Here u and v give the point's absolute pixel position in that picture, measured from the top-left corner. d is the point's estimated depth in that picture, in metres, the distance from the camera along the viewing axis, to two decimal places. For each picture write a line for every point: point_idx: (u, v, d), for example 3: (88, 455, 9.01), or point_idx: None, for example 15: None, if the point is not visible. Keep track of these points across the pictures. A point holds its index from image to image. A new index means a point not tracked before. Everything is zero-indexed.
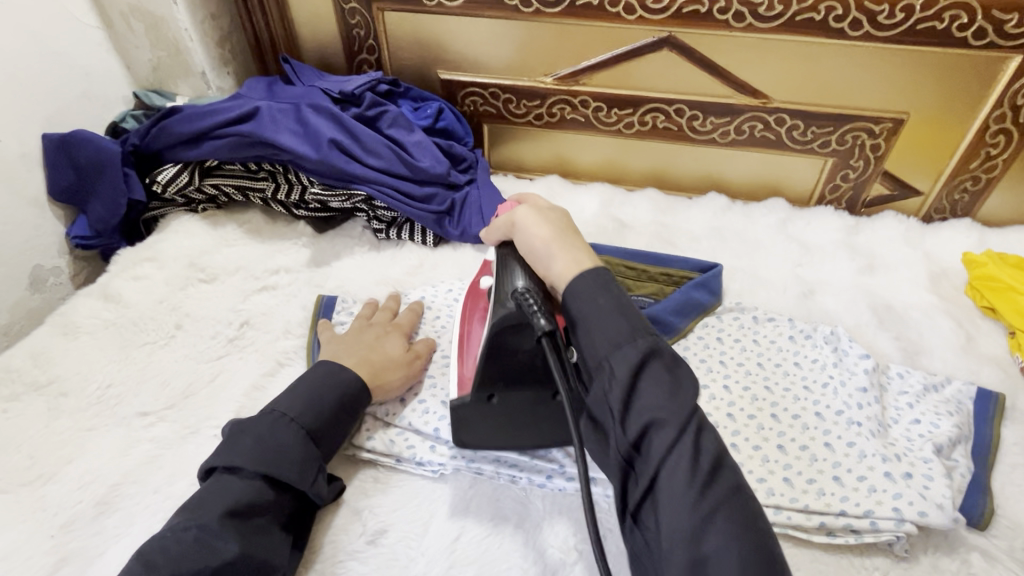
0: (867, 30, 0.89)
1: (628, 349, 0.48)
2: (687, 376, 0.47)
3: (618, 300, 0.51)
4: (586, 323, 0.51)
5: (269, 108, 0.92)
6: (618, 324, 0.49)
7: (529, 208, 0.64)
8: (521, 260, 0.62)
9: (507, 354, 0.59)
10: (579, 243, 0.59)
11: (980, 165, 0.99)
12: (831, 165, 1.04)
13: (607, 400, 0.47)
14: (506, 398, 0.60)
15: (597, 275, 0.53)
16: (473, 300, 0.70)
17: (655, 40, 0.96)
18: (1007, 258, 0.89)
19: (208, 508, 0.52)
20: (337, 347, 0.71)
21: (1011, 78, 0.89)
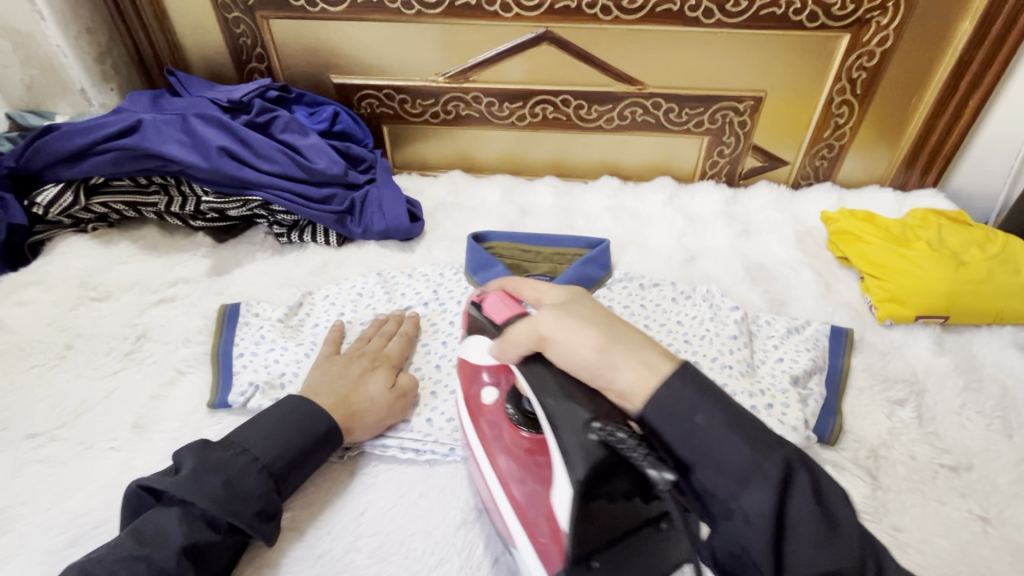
0: (719, 18, 0.98)
1: (758, 487, 0.41)
2: (829, 489, 0.42)
3: (722, 421, 0.43)
4: (701, 454, 0.43)
5: (153, 120, 0.91)
6: (738, 449, 0.42)
7: (555, 312, 0.52)
8: (564, 378, 0.50)
9: (599, 509, 0.42)
10: (637, 342, 0.50)
11: (832, 134, 1.11)
12: (706, 142, 1.13)
13: (749, 548, 0.41)
14: (610, 565, 0.43)
15: (684, 377, 0.46)
16: (480, 419, 0.61)
17: (534, 36, 1.02)
18: (856, 213, 0.99)
19: (159, 536, 0.52)
20: (318, 380, 0.69)
21: (844, 55, 1.01)
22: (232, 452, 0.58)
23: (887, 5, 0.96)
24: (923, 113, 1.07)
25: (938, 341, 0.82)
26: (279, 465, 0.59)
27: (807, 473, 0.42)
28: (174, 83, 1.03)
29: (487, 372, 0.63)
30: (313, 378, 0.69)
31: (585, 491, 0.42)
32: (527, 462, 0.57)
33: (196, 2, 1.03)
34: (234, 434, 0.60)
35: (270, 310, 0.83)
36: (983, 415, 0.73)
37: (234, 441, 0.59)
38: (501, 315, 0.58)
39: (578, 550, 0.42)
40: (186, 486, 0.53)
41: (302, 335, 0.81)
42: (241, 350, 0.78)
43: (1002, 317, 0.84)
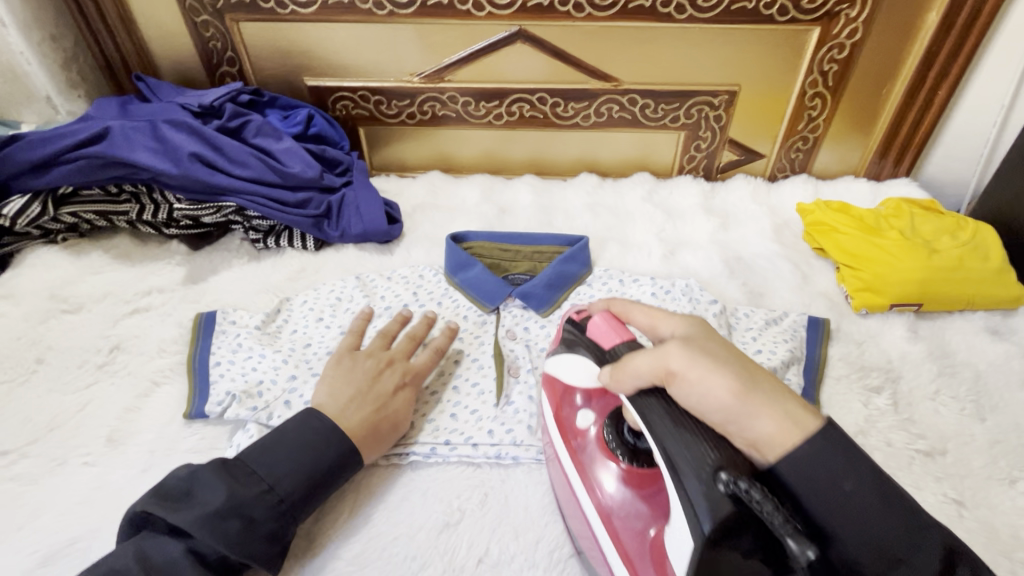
0: (691, 13, 0.98)
1: (906, 568, 0.39)
2: (971, 570, 0.40)
3: (867, 488, 0.41)
4: (840, 520, 0.40)
5: (122, 127, 0.89)
6: (890, 524, 0.40)
7: (683, 347, 0.46)
8: (690, 418, 0.45)
9: (726, 567, 0.40)
10: (771, 389, 0.45)
11: (806, 127, 1.12)
12: (683, 137, 1.14)
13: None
14: None
15: (827, 439, 0.42)
16: (573, 441, 0.59)
17: (508, 34, 1.02)
18: (831, 204, 1.00)
19: (167, 572, 0.50)
20: (344, 390, 0.66)
21: (815, 47, 1.02)
22: (256, 489, 0.56)
23: None
24: (894, 103, 1.08)
25: (912, 329, 0.84)
26: (297, 497, 0.57)
27: (948, 552, 0.40)
28: (143, 89, 1.01)
29: (580, 394, 0.61)
30: (337, 386, 0.67)
31: (711, 547, 0.39)
32: (625, 494, 0.54)
33: (163, 6, 1.01)
34: (257, 462, 0.57)
35: (247, 317, 0.82)
36: (957, 400, 0.74)
37: (257, 474, 0.57)
38: (609, 342, 0.54)
39: None
40: (205, 528, 0.51)
41: (280, 342, 0.80)
42: (217, 358, 0.76)
43: (974, 303, 0.85)
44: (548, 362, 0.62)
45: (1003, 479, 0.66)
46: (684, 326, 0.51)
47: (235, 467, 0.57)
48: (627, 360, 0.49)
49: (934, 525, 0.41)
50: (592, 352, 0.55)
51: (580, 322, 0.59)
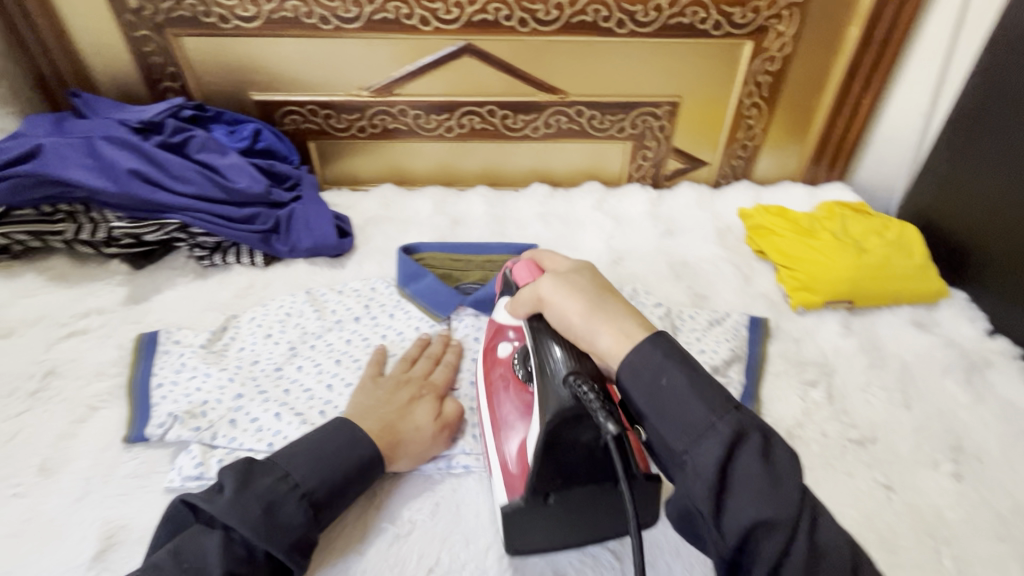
0: (631, 28, 1.02)
1: (710, 443, 0.44)
2: (780, 450, 0.44)
3: (683, 382, 0.46)
4: (659, 403, 0.46)
5: (55, 145, 0.86)
6: (695, 408, 0.45)
7: (557, 280, 0.58)
8: (557, 333, 0.55)
9: (565, 449, 0.50)
10: (619, 311, 0.54)
11: (745, 135, 1.17)
12: (630, 147, 1.18)
13: (692, 496, 0.44)
14: (564, 497, 0.53)
15: (658, 345, 0.49)
16: (494, 367, 0.66)
17: (455, 49, 1.03)
18: (769, 208, 1.05)
19: (198, 558, 0.49)
20: (363, 402, 0.67)
21: (749, 60, 1.07)
22: (273, 476, 0.55)
23: (783, 14, 1.03)
24: (824, 112, 1.15)
25: (845, 324, 0.88)
26: (319, 494, 0.56)
27: (758, 436, 0.44)
28: (79, 105, 0.99)
29: (511, 330, 0.67)
30: (359, 399, 0.67)
31: (552, 432, 0.50)
32: (523, 415, 0.60)
33: (101, 22, 0.99)
34: (277, 454, 0.57)
35: (192, 336, 0.80)
36: (886, 390, 0.78)
37: (276, 463, 0.56)
38: (524, 279, 0.64)
39: (538, 483, 0.52)
40: (235, 510, 0.51)
41: (226, 360, 0.78)
42: (160, 380, 0.74)
43: (902, 298, 0.90)
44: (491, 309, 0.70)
45: (928, 463, 0.70)
46: (577, 267, 0.60)
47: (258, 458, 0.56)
48: (530, 287, 0.59)
49: (751, 416, 0.45)
50: (513, 288, 0.66)
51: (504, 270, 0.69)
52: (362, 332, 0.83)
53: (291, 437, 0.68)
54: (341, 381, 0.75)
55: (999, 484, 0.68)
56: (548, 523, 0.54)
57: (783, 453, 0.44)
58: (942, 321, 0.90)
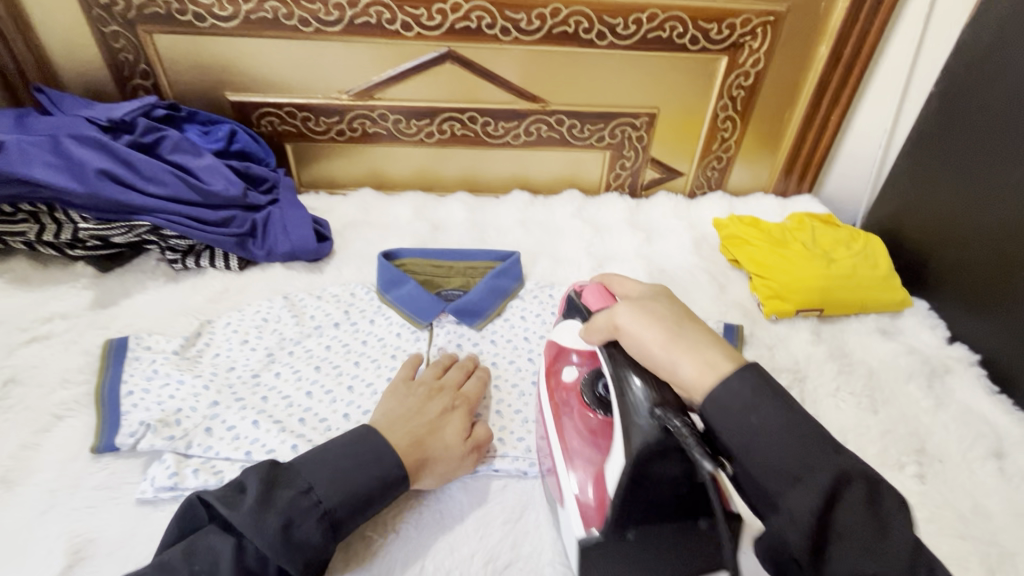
0: (611, 40, 1.04)
1: (802, 488, 0.45)
2: (890, 504, 0.45)
3: (781, 418, 0.47)
4: (758, 450, 0.47)
5: (18, 141, 0.82)
6: (789, 450, 0.46)
7: (631, 307, 0.59)
8: (632, 363, 0.56)
9: (649, 483, 0.50)
10: (696, 342, 0.55)
11: (719, 148, 1.21)
12: (609, 156, 1.20)
13: (787, 540, 0.45)
14: (643, 531, 0.53)
15: (747, 379, 0.50)
16: (557, 391, 0.68)
17: (437, 55, 1.03)
18: (743, 218, 1.08)
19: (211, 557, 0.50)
20: (395, 411, 0.65)
21: (724, 75, 1.10)
22: (296, 489, 0.54)
23: (757, 31, 1.06)
24: (794, 126, 1.19)
25: (815, 332, 0.91)
26: (341, 512, 0.55)
27: (862, 483, 0.45)
28: (44, 101, 0.95)
29: (575, 352, 0.68)
30: (390, 407, 0.66)
31: (636, 468, 0.50)
32: (590, 440, 0.61)
33: (68, 16, 0.96)
34: (300, 463, 0.56)
35: (164, 342, 0.78)
36: (854, 395, 0.81)
37: (300, 475, 0.55)
38: (594, 303, 0.66)
39: (617, 515, 0.52)
40: (252, 519, 0.50)
41: (200, 367, 0.76)
42: (130, 387, 0.71)
43: (868, 307, 0.94)
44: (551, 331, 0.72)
45: (894, 466, 0.73)
46: (648, 295, 0.63)
47: (281, 470, 0.55)
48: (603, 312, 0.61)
49: (855, 461, 0.46)
50: (580, 311, 0.68)
51: (573, 289, 0.72)
52: (342, 338, 0.82)
53: (269, 445, 0.66)
54: (321, 388, 0.75)
55: (961, 485, 0.71)
56: (628, 562, 0.52)
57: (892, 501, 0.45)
58: (905, 328, 0.94)
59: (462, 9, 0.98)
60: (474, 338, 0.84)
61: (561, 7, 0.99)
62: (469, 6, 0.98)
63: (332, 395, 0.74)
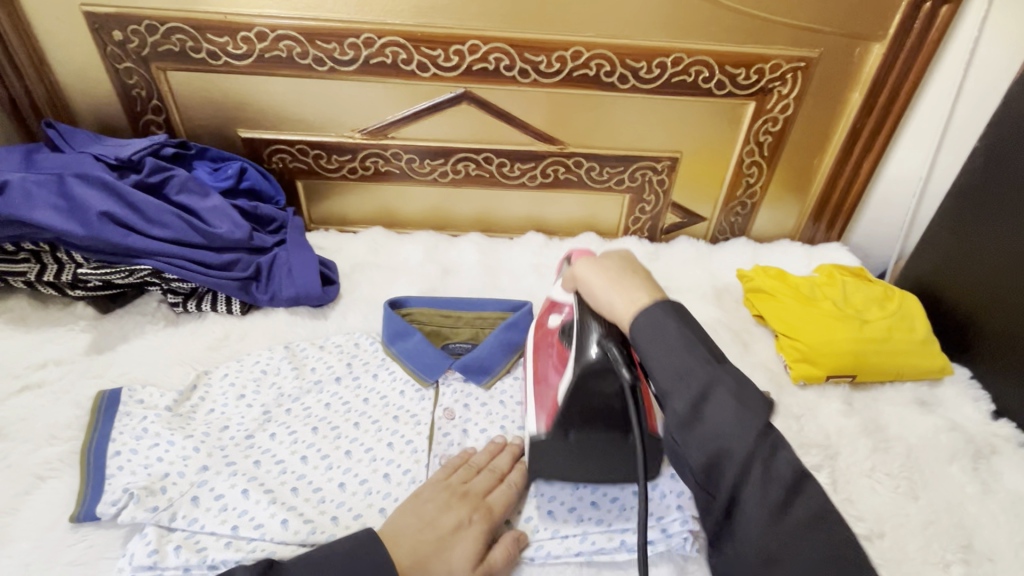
0: (633, 84, 1.00)
1: (688, 387, 0.50)
2: (758, 405, 0.49)
3: (679, 331, 0.53)
4: (653, 355, 0.52)
5: (22, 181, 0.80)
6: (682, 357, 0.51)
7: (588, 261, 0.63)
8: (592, 312, 0.61)
9: (591, 394, 0.61)
10: (640, 282, 0.58)
11: (744, 193, 1.16)
12: (628, 200, 1.15)
13: (671, 431, 0.51)
14: (582, 436, 0.64)
15: (664, 305, 0.54)
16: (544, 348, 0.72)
17: (453, 96, 1.01)
18: (768, 270, 1.01)
19: None
20: (407, 520, 0.60)
21: (751, 120, 1.05)
22: None
23: (786, 77, 1.01)
24: (824, 173, 1.13)
25: (847, 402, 0.85)
26: None
27: (734, 384, 0.50)
28: (54, 136, 0.93)
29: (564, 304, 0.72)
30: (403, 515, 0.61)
31: (581, 381, 0.60)
32: (564, 377, 0.67)
33: (83, 51, 0.95)
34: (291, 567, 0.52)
35: (157, 396, 0.74)
36: (891, 478, 0.75)
37: None
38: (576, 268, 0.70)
39: (561, 418, 0.64)
40: None
41: (193, 425, 0.72)
42: (117, 447, 0.68)
43: (904, 374, 0.88)
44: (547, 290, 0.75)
45: (937, 564, 0.66)
46: (612, 250, 0.64)
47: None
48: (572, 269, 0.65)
49: (736, 373, 0.51)
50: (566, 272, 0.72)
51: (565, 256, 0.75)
52: (343, 395, 0.78)
53: (258, 519, 0.62)
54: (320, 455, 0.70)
55: None
56: (564, 454, 0.65)
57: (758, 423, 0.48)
58: (944, 400, 0.88)
59: (480, 50, 0.96)
60: (482, 397, 0.79)
61: (582, 50, 0.96)
62: (487, 47, 0.95)
63: (327, 461, 0.70)
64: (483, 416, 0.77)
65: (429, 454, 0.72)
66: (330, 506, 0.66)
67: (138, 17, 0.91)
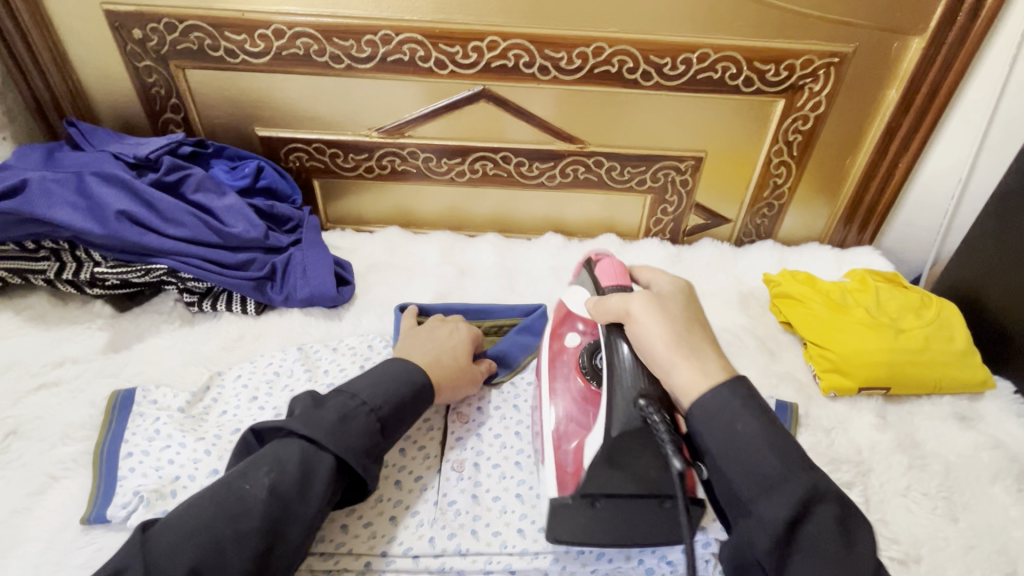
0: (657, 81, 0.97)
1: (779, 496, 0.48)
2: (861, 530, 0.48)
3: (758, 432, 0.51)
4: (732, 465, 0.51)
5: (42, 179, 0.81)
6: (768, 460, 0.50)
7: (648, 301, 0.62)
8: (639, 361, 0.60)
9: (624, 457, 0.57)
10: (698, 346, 0.59)
11: (771, 194, 1.11)
12: (649, 201, 1.12)
13: (755, 546, 0.48)
14: (610, 504, 0.58)
15: (732, 388, 0.54)
16: (559, 357, 0.70)
17: (471, 94, 0.99)
18: (797, 274, 0.97)
19: (277, 463, 0.54)
20: (422, 340, 0.74)
21: (780, 118, 1.01)
22: (344, 397, 0.60)
23: (818, 73, 0.97)
24: (856, 174, 1.09)
25: (880, 415, 0.81)
26: (384, 410, 0.61)
27: (835, 505, 0.48)
28: (75, 135, 0.93)
29: (581, 320, 0.71)
30: (418, 339, 0.75)
31: (615, 442, 0.57)
32: (581, 406, 0.64)
33: (103, 49, 0.95)
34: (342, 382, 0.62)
35: (170, 397, 0.74)
36: (928, 497, 0.71)
37: (345, 386, 0.61)
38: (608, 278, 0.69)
39: (590, 482, 0.58)
40: (306, 422, 0.56)
41: (205, 427, 0.72)
42: (129, 448, 0.68)
43: (942, 387, 0.83)
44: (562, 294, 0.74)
45: None
46: (666, 291, 0.65)
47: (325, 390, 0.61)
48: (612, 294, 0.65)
49: (828, 482, 0.49)
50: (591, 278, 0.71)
51: (585, 262, 0.74)
52: None
53: None
54: (357, 518, 0.64)
55: None
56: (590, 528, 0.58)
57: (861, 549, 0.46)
58: (986, 415, 0.83)
59: (499, 47, 0.93)
60: (496, 400, 0.77)
61: (604, 46, 0.93)
62: (506, 44, 0.93)
63: None
64: (497, 421, 0.75)
65: (441, 459, 0.71)
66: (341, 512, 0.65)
67: (158, 15, 0.91)
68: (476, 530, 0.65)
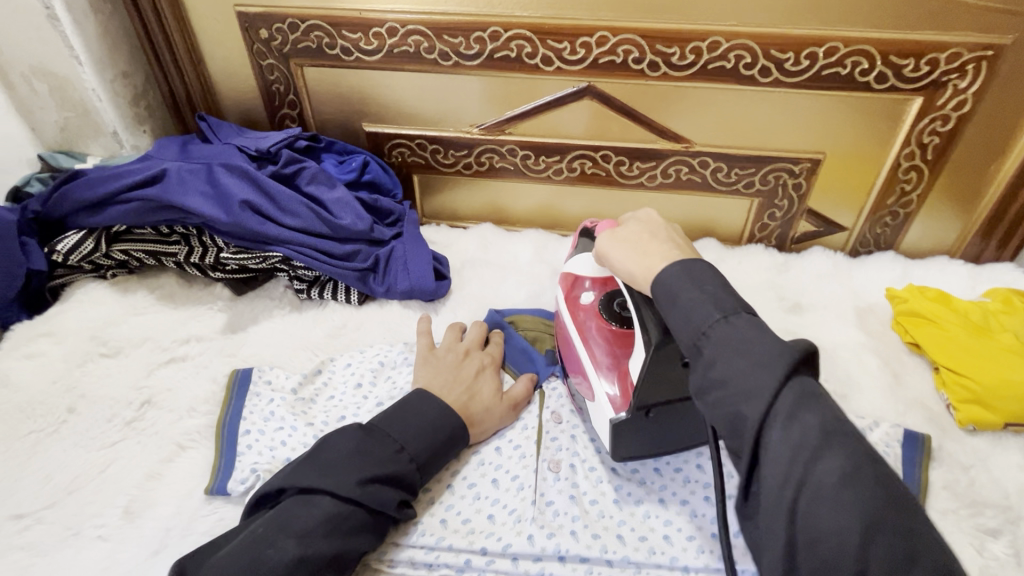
0: (776, 77, 0.90)
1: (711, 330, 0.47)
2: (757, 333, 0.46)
3: (756, 329, 0.46)
4: (683, 295, 0.50)
5: (178, 170, 0.88)
6: (702, 306, 0.49)
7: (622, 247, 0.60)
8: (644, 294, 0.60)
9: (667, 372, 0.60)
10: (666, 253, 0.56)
11: (897, 201, 1.02)
12: (756, 205, 1.06)
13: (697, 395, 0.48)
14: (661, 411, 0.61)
15: (680, 266, 0.52)
16: (576, 313, 0.74)
17: (576, 91, 0.97)
18: (927, 291, 0.88)
19: (342, 518, 0.57)
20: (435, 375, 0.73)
21: (915, 118, 0.92)
22: (391, 448, 0.63)
23: (967, 68, 0.87)
24: (1002, 182, 0.97)
25: None
26: (422, 454, 0.64)
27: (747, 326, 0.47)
28: (204, 129, 1.00)
29: (588, 279, 0.76)
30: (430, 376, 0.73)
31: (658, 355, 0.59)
32: (609, 349, 0.69)
33: (231, 48, 1.01)
34: (387, 424, 0.65)
35: (283, 378, 0.77)
36: None
37: (390, 435, 0.64)
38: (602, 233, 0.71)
39: (641, 397, 0.60)
40: (376, 469, 0.60)
41: (314, 411, 0.74)
42: (247, 426, 0.72)
43: None
44: (565, 266, 0.79)
45: None
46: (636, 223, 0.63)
47: (378, 431, 0.64)
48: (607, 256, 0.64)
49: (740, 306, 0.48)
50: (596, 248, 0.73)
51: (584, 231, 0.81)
52: None
53: None
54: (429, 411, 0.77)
55: None
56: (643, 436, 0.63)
57: (856, 446, 0.41)
58: None
59: (608, 42, 0.91)
60: None
61: (721, 40, 0.88)
62: (617, 39, 0.90)
63: None
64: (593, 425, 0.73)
65: (538, 459, 0.69)
66: (440, 507, 0.66)
67: (283, 16, 0.96)
68: (576, 531, 0.63)
